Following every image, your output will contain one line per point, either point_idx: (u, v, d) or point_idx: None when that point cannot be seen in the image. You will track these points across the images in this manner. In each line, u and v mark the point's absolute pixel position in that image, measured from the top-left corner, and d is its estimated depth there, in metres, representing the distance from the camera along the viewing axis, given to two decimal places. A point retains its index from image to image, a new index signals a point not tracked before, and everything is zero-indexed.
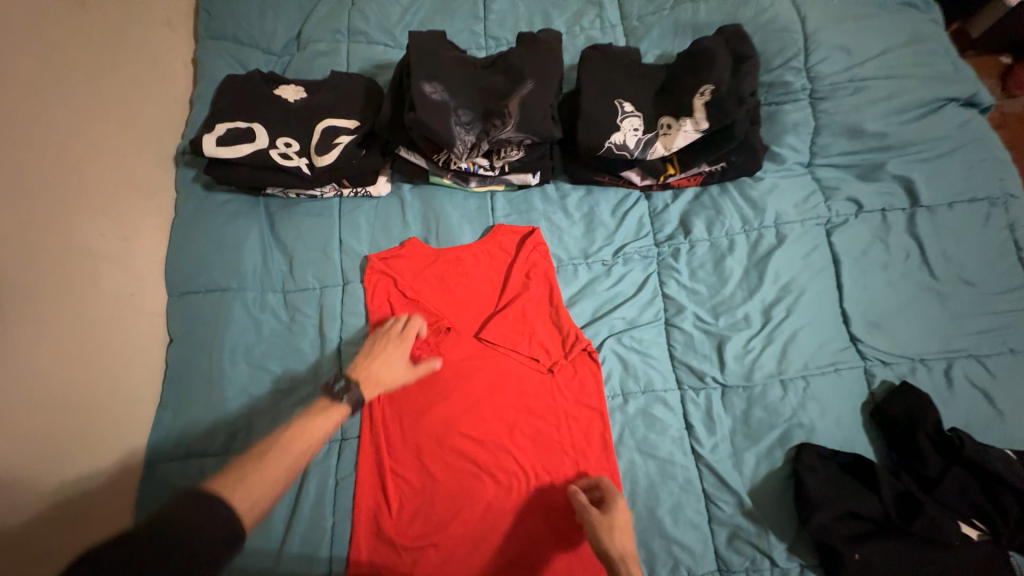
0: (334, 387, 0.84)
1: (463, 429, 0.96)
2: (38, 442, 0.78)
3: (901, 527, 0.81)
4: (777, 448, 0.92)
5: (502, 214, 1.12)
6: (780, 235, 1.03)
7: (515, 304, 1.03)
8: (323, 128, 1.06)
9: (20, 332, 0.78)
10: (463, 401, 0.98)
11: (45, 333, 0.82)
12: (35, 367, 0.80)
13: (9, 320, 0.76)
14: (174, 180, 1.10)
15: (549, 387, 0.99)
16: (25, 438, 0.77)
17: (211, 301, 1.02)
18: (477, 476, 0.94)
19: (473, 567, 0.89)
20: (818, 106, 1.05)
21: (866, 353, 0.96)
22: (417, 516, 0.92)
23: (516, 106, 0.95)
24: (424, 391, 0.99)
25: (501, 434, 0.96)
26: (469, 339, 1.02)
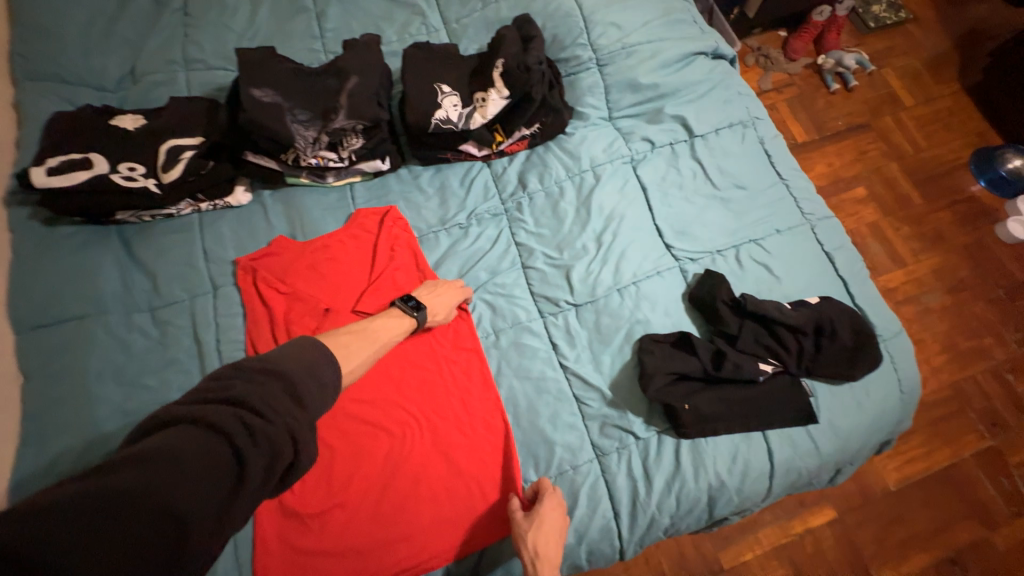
0: (407, 301, 1.01)
1: (353, 394, 1.03)
2: None
3: (716, 377, 1.03)
4: (625, 345, 1.10)
5: (361, 200, 1.21)
6: (597, 175, 1.24)
7: (386, 275, 1.14)
8: (167, 148, 1.10)
9: None
10: None
11: None
12: None
13: None
14: (9, 221, 1.07)
15: (428, 340, 1.09)
16: None
17: (69, 331, 1.01)
18: (372, 434, 1.00)
19: (380, 515, 0.94)
20: (604, 71, 1.29)
21: (678, 255, 1.19)
22: (320, 484, 0.96)
23: (345, 98, 1.09)
24: None
25: (389, 391, 1.04)
26: (348, 315, 1.10)
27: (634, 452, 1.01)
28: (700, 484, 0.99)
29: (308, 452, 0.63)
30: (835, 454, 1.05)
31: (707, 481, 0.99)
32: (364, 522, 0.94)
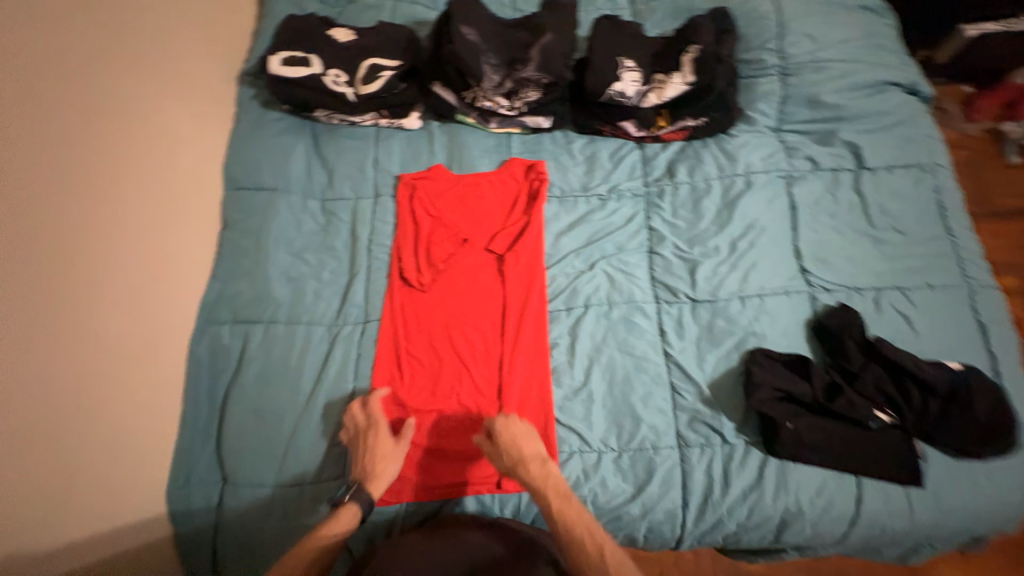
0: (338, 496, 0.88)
1: (470, 321, 1.12)
2: (137, 269, 0.97)
3: (826, 407, 1.00)
4: (734, 352, 1.10)
5: (516, 149, 1.29)
6: (748, 182, 1.22)
7: (521, 224, 1.20)
8: (368, 65, 1.23)
9: (130, 180, 0.98)
10: (471, 298, 1.14)
11: (146, 190, 1.01)
12: (135, 211, 0.98)
13: (122, 166, 0.96)
14: (237, 96, 1.28)
15: (540, 294, 1.15)
16: (128, 262, 0.95)
17: (260, 196, 1.19)
18: (476, 362, 1.08)
19: (469, 432, 1.03)
20: (787, 81, 1.26)
21: (812, 281, 1.15)
22: (425, 387, 1.06)
23: (537, 51, 1.16)
24: (438, 288, 1.15)
25: (497, 330, 1.11)
26: (480, 251, 1.19)
27: (717, 453, 1.02)
28: (777, 504, 0.98)
29: None
30: (930, 527, 0.99)
31: (785, 504, 0.98)
32: (454, 432, 1.03)
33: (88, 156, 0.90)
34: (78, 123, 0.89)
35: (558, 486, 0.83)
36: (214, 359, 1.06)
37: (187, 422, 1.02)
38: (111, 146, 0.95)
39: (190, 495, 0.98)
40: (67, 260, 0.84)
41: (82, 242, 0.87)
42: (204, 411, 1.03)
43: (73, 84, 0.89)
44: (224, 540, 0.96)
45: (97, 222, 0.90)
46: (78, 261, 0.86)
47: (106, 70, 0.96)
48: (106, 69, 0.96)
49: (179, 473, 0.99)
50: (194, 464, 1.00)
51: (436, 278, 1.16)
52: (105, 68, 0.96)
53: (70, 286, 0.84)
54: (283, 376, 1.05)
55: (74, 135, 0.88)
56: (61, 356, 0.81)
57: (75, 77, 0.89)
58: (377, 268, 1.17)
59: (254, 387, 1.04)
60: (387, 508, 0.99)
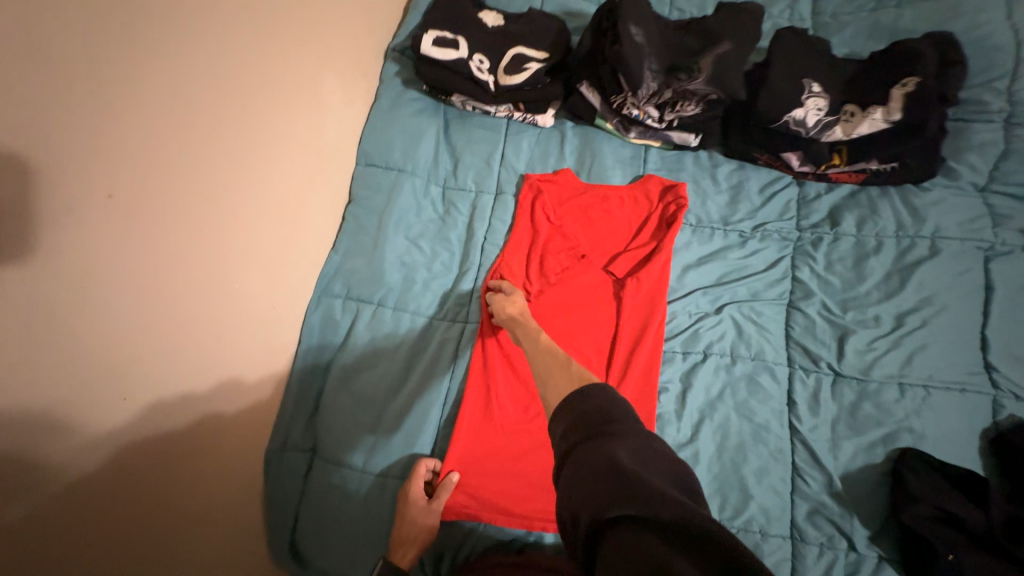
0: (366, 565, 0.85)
1: (575, 344, 1.04)
2: (270, 233, 0.99)
3: (1002, 546, 0.81)
4: (879, 446, 0.93)
5: (654, 166, 1.18)
6: (934, 247, 1.02)
7: (648, 250, 1.10)
8: (514, 53, 1.17)
9: (277, 146, 1.00)
10: (580, 320, 1.06)
11: (292, 159, 1.04)
12: (279, 177, 1.01)
13: (271, 132, 0.99)
14: (379, 70, 1.28)
15: (657, 328, 1.03)
16: (263, 226, 0.98)
17: (388, 176, 1.18)
18: None
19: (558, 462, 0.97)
20: (1012, 132, 1.03)
21: (998, 382, 0.94)
22: (518, 404, 1.02)
23: (710, 62, 1.02)
24: (546, 302, 1.07)
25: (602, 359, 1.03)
26: (598, 270, 1.10)
27: (840, 559, 0.88)
28: None
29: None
30: None
31: None
32: (542, 459, 0.98)
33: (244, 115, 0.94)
34: (244, 93, 0.94)
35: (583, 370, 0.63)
36: (323, 332, 1.07)
37: (290, 388, 1.03)
38: (268, 115, 0.99)
39: (282, 459, 1.01)
40: (212, 208, 0.87)
41: (234, 204, 0.91)
42: (306, 380, 1.05)
43: (247, 58, 0.95)
44: (307, 508, 0.99)
45: (249, 187, 0.95)
46: (227, 222, 0.90)
47: (276, 39, 0.99)
48: (278, 40, 1.00)
49: (276, 437, 1.01)
50: (289, 432, 1.02)
51: (547, 290, 1.08)
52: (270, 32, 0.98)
53: (208, 229, 0.87)
54: (384, 362, 1.04)
55: (241, 103, 0.93)
56: (194, 301, 0.84)
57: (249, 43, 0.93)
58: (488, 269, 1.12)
59: (356, 366, 1.04)
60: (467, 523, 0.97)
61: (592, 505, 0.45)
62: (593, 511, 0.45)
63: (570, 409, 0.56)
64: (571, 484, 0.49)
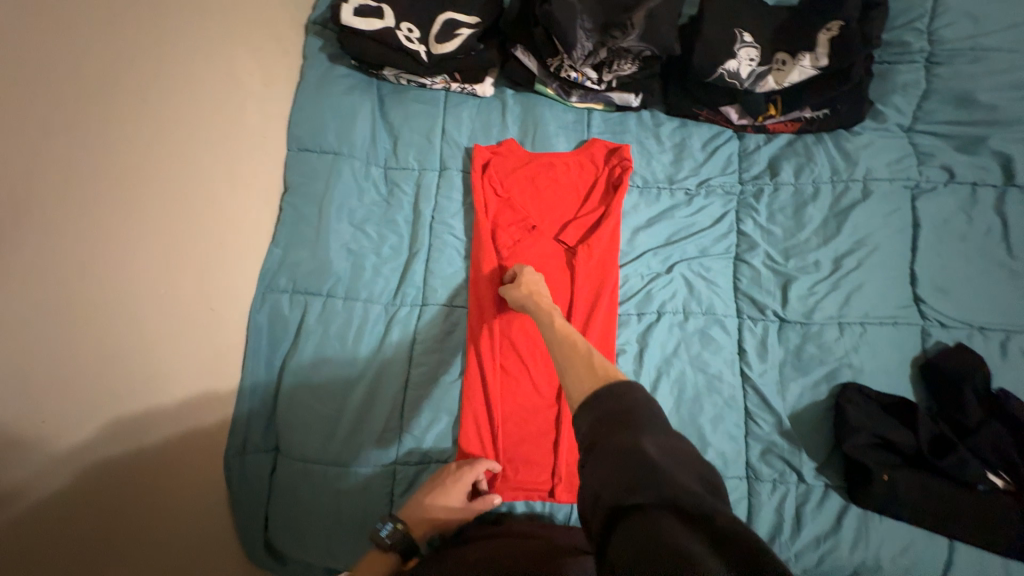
0: (379, 532, 0.80)
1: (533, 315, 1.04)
2: (199, 233, 0.91)
3: (929, 462, 0.89)
4: (822, 383, 0.99)
5: (597, 129, 1.16)
6: (866, 189, 1.06)
7: (597, 215, 1.09)
8: (445, 20, 1.10)
9: (196, 136, 0.91)
10: None
11: (215, 149, 0.95)
12: (201, 169, 0.92)
13: (186, 118, 0.89)
14: (302, 46, 1.19)
15: (609, 291, 1.04)
16: (191, 226, 0.90)
17: (323, 160, 1.12)
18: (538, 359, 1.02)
19: (527, 432, 0.98)
20: (932, 71, 1.06)
21: (927, 313, 1.00)
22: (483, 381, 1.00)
23: (642, 17, 1.00)
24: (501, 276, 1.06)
25: None
26: (549, 240, 1.09)
27: (791, 491, 0.94)
28: (854, 557, 0.90)
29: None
30: None
31: (863, 557, 0.89)
32: (511, 431, 0.98)
33: (151, 102, 0.83)
34: (147, 73, 0.83)
35: (603, 364, 0.60)
36: (273, 329, 1.03)
37: (245, 386, 0.99)
38: (181, 100, 0.89)
39: (244, 460, 0.98)
40: (124, 211, 0.78)
41: (149, 203, 0.82)
42: (258, 381, 1.01)
43: (145, 31, 0.83)
44: (275, 507, 0.97)
45: (167, 179, 0.85)
46: (145, 219, 0.81)
47: (175, 13, 0.89)
48: (180, 16, 0.90)
49: (234, 441, 0.97)
50: (247, 434, 0.99)
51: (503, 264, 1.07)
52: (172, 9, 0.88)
53: (127, 236, 0.78)
54: (338, 355, 1.01)
55: (143, 85, 0.82)
56: (119, 314, 0.77)
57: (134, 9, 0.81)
58: (438, 247, 1.09)
59: (311, 361, 1.01)
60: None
61: (608, 492, 0.45)
62: (611, 497, 0.44)
63: (590, 408, 0.54)
64: (591, 475, 0.48)
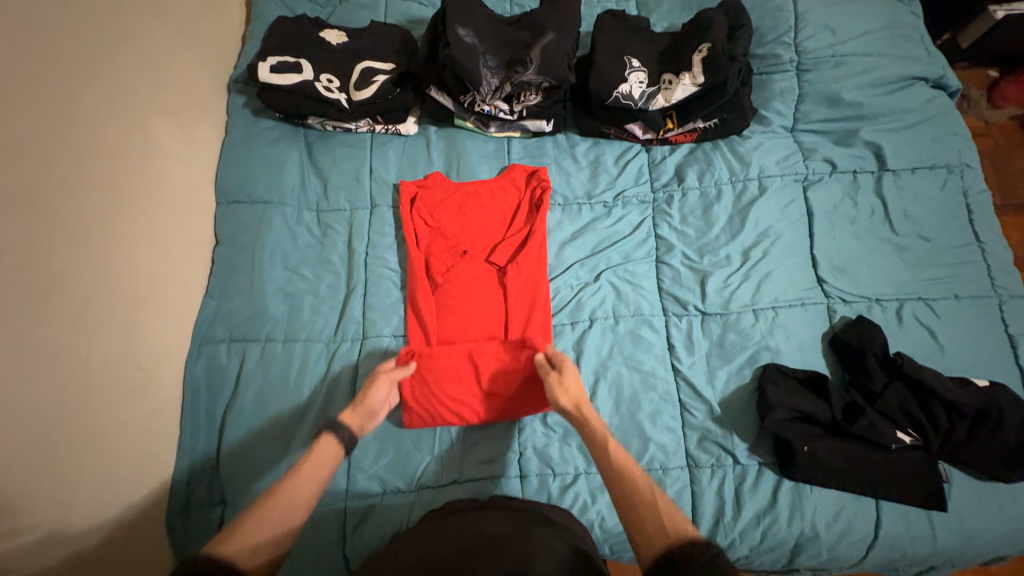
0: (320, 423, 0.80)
1: (472, 333, 1.08)
2: (121, 294, 0.92)
3: (844, 429, 0.97)
4: (746, 367, 1.06)
5: (517, 154, 1.24)
6: (762, 186, 1.16)
7: (523, 235, 1.16)
8: (362, 68, 1.17)
9: (116, 202, 0.93)
10: (472, 309, 1.10)
11: (135, 211, 0.97)
12: (122, 231, 0.94)
13: (105, 186, 0.92)
14: (227, 105, 1.25)
15: (537, 302, 1.10)
16: (113, 289, 0.91)
17: (254, 210, 1.15)
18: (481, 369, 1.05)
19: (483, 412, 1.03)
20: (803, 77, 1.19)
21: (829, 292, 1.09)
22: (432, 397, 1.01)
23: (537, 53, 1.09)
24: (439, 304, 1.10)
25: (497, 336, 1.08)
26: (480, 263, 1.14)
27: (729, 474, 0.99)
28: (793, 529, 0.95)
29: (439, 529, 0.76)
30: (953, 551, 0.94)
31: (801, 528, 0.95)
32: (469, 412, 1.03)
33: (67, 174, 0.85)
34: (60, 141, 0.85)
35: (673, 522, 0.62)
36: (212, 381, 1.04)
37: (186, 442, 1.00)
38: (98, 168, 0.91)
39: (189, 518, 0.97)
40: (41, 284, 0.79)
41: (67, 274, 0.83)
42: (201, 434, 1.01)
43: (57, 105, 0.85)
44: None
45: (86, 246, 0.87)
46: (64, 284, 0.82)
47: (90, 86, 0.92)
48: (97, 89, 0.93)
49: (178, 499, 0.97)
50: (192, 489, 0.98)
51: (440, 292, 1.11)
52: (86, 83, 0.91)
53: (44, 309, 0.79)
54: (281, 397, 1.02)
55: (57, 152, 0.84)
56: (39, 388, 0.77)
57: (46, 82, 0.84)
58: (374, 281, 1.12)
59: (253, 407, 1.02)
60: (398, 519, 0.97)
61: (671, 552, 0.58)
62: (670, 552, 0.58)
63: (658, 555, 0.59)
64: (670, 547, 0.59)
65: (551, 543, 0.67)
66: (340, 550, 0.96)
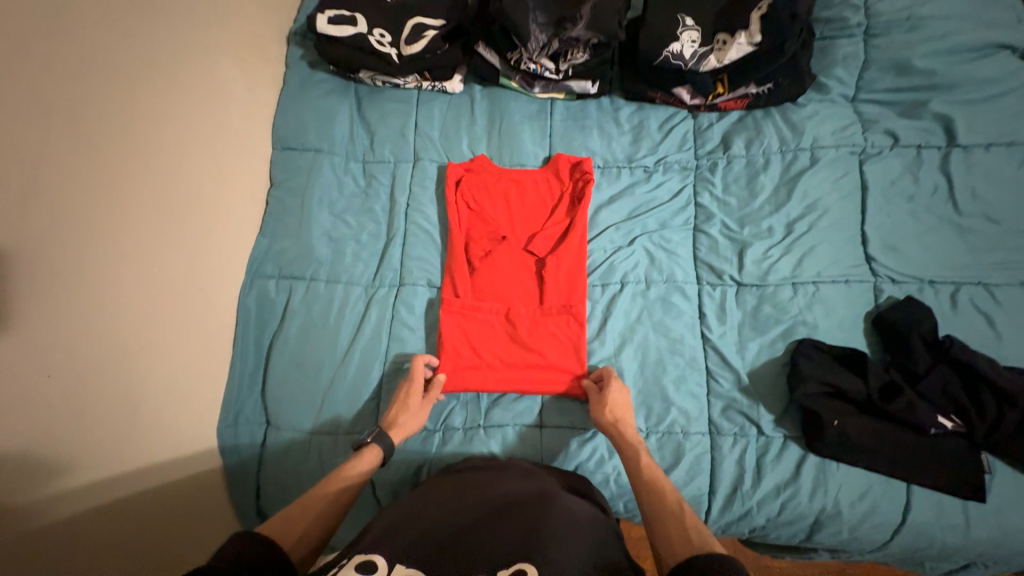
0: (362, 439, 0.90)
1: (508, 314, 1.10)
2: (187, 223, 1.01)
3: (879, 407, 0.94)
4: (779, 341, 1.04)
5: (558, 147, 1.22)
6: (814, 157, 1.11)
7: (563, 228, 1.16)
8: (414, 24, 1.20)
9: (185, 137, 1.01)
10: (509, 289, 1.12)
11: (202, 148, 1.05)
12: (190, 166, 1.02)
13: (175, 120, 0.99)
14: (284, 56, 1.30)
15: (573, 291, 1.10)
16: (181, 218, 0.99)
17: (305, 157, 1.21)
18: (513, 348, 1.08)
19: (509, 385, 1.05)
20: (871, 42, 1.12)
21: (878, 270, 1.04)
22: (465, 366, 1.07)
23: (588, 9, 1.09)
24: (477, 283, 1.13)
25: (532, 318, 1.09)
26: (518, 252, 1.15)
27: (751, 444, 0.98)
28: (814, 503, 0.93)
29: (456, 484, 0.78)
30: (987, 545, 0.90)
31: (823, 504, 0.93)
32: (496, 385, 1.06)
33: (142, 104, 0.93)
34: (134, 73, 0.92)
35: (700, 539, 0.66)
36: (261, 312, 1.12)
37: (237, 365, 1.09)
38: (169, 102, 0.98)
39: (237, 432, 1.06)
40: (117, 202, 0.87)
41: (140, 195, 0.91)
42: (252, 358, 1.10)
43: (134, 40, 0.93)
44: (266, 477, 1.03)
45: (158, 174, 0.95)
46: (136, 205, 0.91)
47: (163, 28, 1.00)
48: (172, 34, 1.01)
49: (228, 414, 1.06)
50: (240, 406, 1.07)
51: (478, 274, 1.13)
52: (162, 25, 0.99)
53: (121, 225, 0.88)
54: (322, 333, 1.09)
55: (132, 83, 0.92)
56: (113, 294, 0.86)
57: (124, 19, 0.91)
58: (413, 232, 1.17)
59: (296, 339, 1.10)
60: (421, 453, 1.03)
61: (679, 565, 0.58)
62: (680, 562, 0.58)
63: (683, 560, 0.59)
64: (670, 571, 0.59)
65: (573, 507, 0.70)
66: (368, 476, 1.03)
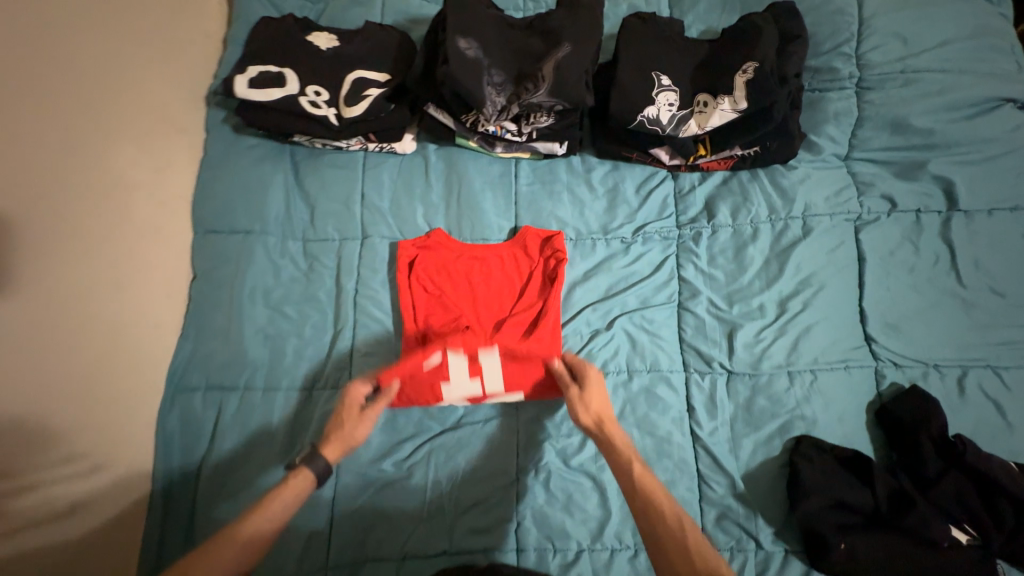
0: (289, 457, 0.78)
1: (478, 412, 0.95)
2: (82, 348, 0.85)
3: (889, 521, 0.85)
4: (776, 438, 0.93)
5: (525, 217, 1.08)
6: (806, 227, 1.01)
7: (535, 311, 1.00)
8: (353, 78, 1.04)
9: (74, 245, 0.85)
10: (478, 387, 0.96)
11: (98, 253, 0.89)
12: (83, 278, 0.86)
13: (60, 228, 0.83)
14: (204, 119, 1.13)
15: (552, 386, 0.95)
16: (73, 344, 0.84)
17: (234, 240, 1.05)
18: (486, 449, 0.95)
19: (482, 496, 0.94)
20: (864, 96, 1.02)
21: (878, 353, 0.95)
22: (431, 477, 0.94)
23: (551, 69, 0.95)
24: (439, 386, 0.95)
25: None
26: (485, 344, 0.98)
27: (751, 559, 0.88)
28: None
29: None
30: None
31: None
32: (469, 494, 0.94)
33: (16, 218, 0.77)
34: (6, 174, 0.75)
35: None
36: (186, 432, 0.96)
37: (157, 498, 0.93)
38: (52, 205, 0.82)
39: None
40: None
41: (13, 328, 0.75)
42: (175, 489, 0.93)
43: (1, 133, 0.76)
44: None
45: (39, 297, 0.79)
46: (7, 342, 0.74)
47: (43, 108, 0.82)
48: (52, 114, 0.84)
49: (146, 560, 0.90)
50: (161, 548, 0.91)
51: None
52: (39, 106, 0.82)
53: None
54: (259, 452, 0.94)
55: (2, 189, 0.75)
56: None
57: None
58: (362, 324, 1.02)
59: (229, 462, 0.94)
60: None
61: None
62: None
63: None
64: None
65: None
66: None
